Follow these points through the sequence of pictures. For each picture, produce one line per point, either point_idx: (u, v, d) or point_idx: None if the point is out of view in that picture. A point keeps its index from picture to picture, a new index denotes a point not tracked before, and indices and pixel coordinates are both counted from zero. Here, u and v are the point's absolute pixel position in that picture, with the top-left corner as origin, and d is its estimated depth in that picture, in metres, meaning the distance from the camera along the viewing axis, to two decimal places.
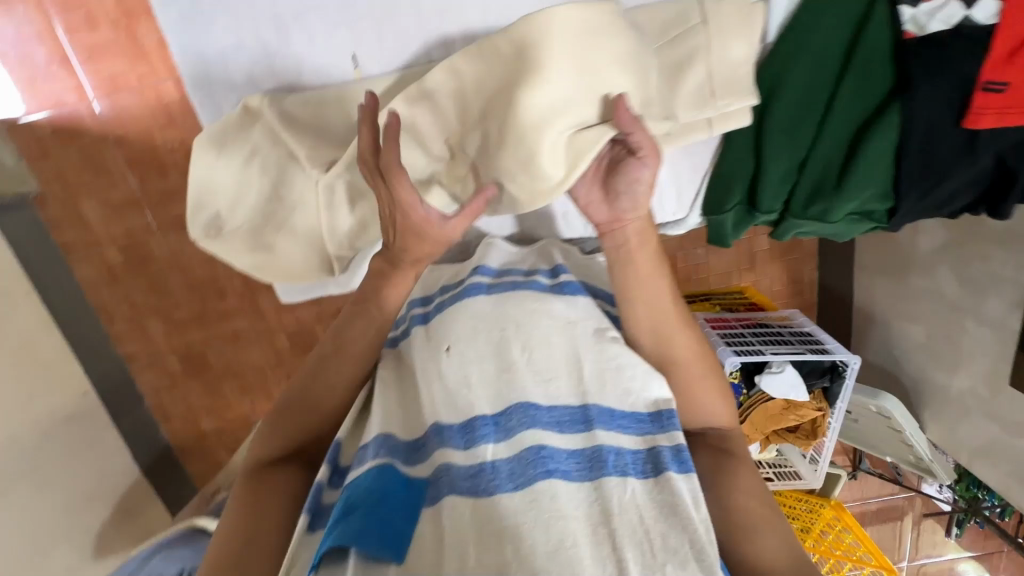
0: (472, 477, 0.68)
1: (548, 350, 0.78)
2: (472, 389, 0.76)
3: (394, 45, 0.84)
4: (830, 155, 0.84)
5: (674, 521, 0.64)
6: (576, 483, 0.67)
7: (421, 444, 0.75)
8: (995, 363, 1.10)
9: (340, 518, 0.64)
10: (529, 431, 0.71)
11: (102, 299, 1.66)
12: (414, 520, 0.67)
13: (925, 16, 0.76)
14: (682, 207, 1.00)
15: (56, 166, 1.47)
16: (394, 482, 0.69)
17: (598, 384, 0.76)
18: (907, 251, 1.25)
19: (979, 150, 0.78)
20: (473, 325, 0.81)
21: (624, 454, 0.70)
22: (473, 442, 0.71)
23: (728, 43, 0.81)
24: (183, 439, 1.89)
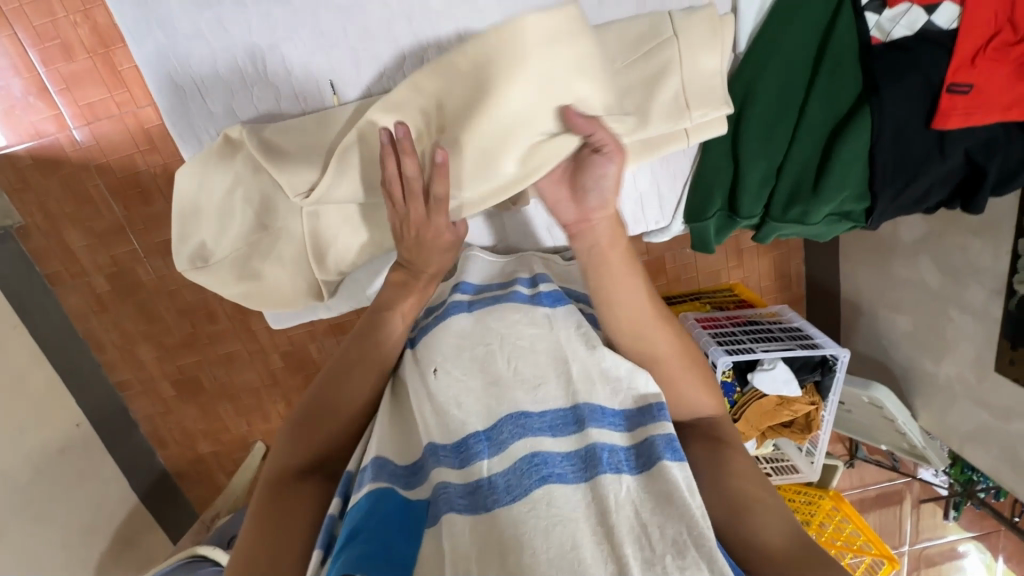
0: (468, 494, 0.67)
1: (535, 360, 0.77)
2: (463, 407, 0.74)
3: (372, 68, 0.84)
4: (807, 158, 0.85)
5: (670, 512, 0.64)
6: (574, 484, 0.67)
7: (416, 465, 0.73)
8: (980, 349, 1.11)
9: (344, 546, 0.61)
10: (521, 441, 0.70)
11: (91, 327, 1.65)
12: (417, 539, 0.64)
13: (889, 22, 0.79)
14: (665, 215, 1.01)
15: (39, 195, 1.47)
16: (393, 506, 0.66)
17: (587, 383, 0.75)
18: (890, 242, 1.27)
19: (948, 150, 0.80)
20: (458, 342, 0.79)
21: (617, 450, 0.70)
22: (468, 460, 0.70)
23: (701, 53, 0.82)
24: (180, 463, 1.88)
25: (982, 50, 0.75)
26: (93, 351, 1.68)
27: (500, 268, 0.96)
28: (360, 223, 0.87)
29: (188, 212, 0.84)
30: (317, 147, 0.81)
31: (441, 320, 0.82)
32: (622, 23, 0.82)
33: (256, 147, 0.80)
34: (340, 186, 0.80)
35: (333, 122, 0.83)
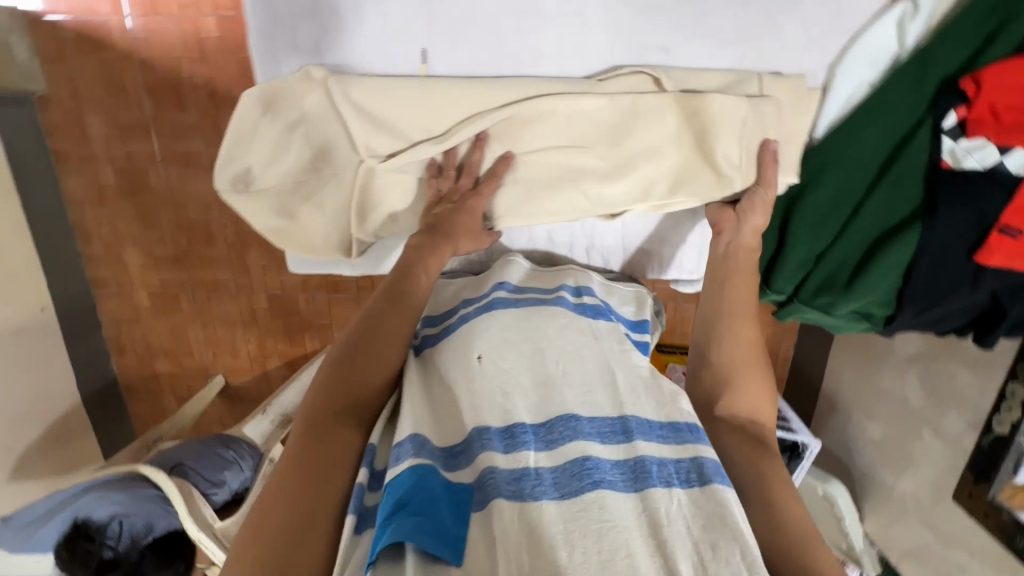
0: (515, 482, 0.62)
1: (579, 364, 0.77)
2: (508, 398, 0.72)
3: (466, 53, 0.85)
4: (847, 255, 0.88)
5: (722, 533, 0.59)
6: (625, 493, 0.62)
7: (457, 449, 0.68)
8: (942, 475, 1.16)
9: (393, 515, 0.58)
10: (574, 442, 0.66)
11: (84, 216, 1.60)
12: (464, 522, 0.60)
13: (962, 151, 0.80)
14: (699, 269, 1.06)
15: (70, 72, 1.43)
16: (434, 487, 0.62)
17: (631, 396, 0.74)
18: (883, 351, 1.31)
19: (979, 286, 0.83)
20: (505, 335, 0.79)
21: (666, 465, 0.66)
22: (514, 447, 0.66)
23: (786, 116, 0.86)
24: (134, 375, 1.82)
25: None
26: (80, 240, 1.63)
27: (546, 275, 0.95)
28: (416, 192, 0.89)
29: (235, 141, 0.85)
30: (406, 117, 0.83)
31: (486, 310, 0.83)
32: (710, 75, 0.85)
33: (342, 100, 0.81)
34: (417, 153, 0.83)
35: (410, 89, 0.82)
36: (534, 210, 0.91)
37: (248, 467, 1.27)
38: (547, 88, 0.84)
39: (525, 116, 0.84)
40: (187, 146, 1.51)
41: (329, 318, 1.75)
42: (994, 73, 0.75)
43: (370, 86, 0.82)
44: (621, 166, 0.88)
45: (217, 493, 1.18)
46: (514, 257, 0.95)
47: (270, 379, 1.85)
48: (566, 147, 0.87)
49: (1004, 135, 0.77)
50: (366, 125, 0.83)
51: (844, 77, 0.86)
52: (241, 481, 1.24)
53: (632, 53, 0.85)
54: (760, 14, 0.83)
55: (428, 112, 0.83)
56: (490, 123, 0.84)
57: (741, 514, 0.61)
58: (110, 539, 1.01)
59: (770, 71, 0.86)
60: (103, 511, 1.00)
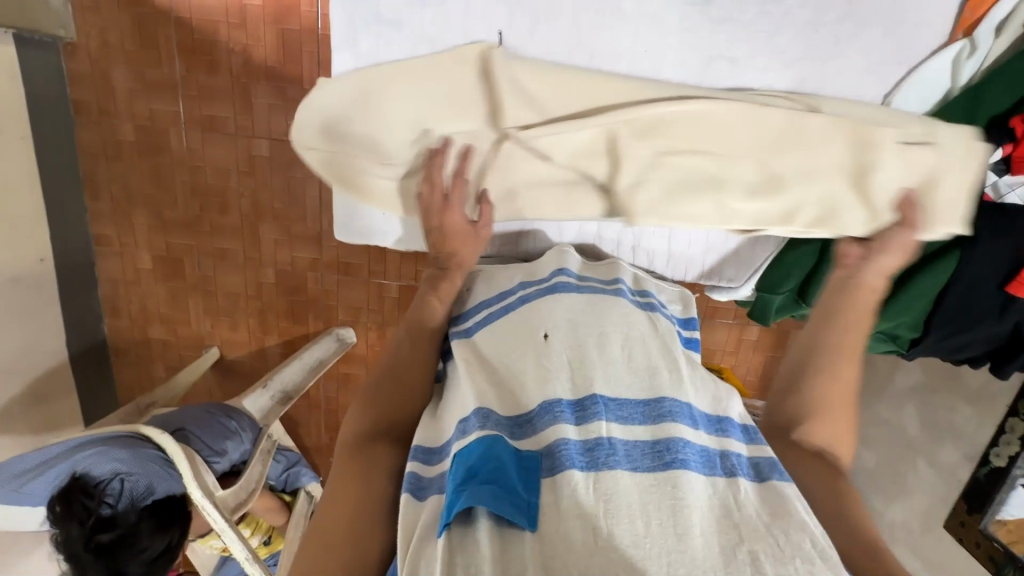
0: (587, 452, 0.64)
1: (648, 352, 0.79)
2: (580, 381, 0.74)
3: (544, 40, 0.90)
4: (881, 278, 0.92)
5: (791, 521, 0.60)
6: (702, 475, 0.64)
7: (524, 419, 0.71)
8: (933, 504, 1.20)
9: (469, 482, 0.60)
10: (646, 424, 0.69)
11: (95, 169, 1.56)
12: (536, 488, 0.61)
13: (1004, 185, 0.88)
14: (739, 276, 1.08)
15: (102, 21, 1.40)
16: (506, 454, 0.64)
17: (692, 390, 0.77)
18: (883, 382, 1.36)
19: (1004, 316, 0.86)
20: (572, 317, 0.82)
21: (730, 456, 0.69)
22: (587, 418, 0.68)
23: (944, 156, 0.84)
24: (124, 339, 1.76)
25: None
26: (87, 194, 1.59)
27: (598, 268, 0.98)
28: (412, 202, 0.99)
29: (350, 102, 0.94)
30: (510, 100, 0.90)
31: (552, 291, 0.86)
32: (859, 105, 0.89)
33: (502, 75, 0.89)
34: (566, 135, 0.91)
35: (574, 79, 0.90)
36: (670, 213, 0.92)
37: (248, 439, 1.24)
38: (678, 96, 0.90)
39: (661, 116, 0.89)
40: (214, 110, 1.49)
41: (335, 300, 1.71)
42: None
43: (528, 75, 0.90)
44: (768, 182, 0.90)
45: (217, 462, 1.17)
46: (568, 248, 0.97)
47: (267, 356, 1.81)
48: (706, 155, 0.90)
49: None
50: (518, 103, 0.91)
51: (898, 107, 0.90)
52: (240, 453, 1.22)
53: (699, 64, 0.90)
54: (817, 40, 0.87)
55: (575, 95, 0.90)
56: (636, 119, 0.89)
57: (802, 509, 0.63)
58: (109, 496, 1.00)
59: (821, 96, 0.90)
60: (104, 468, 0.99)
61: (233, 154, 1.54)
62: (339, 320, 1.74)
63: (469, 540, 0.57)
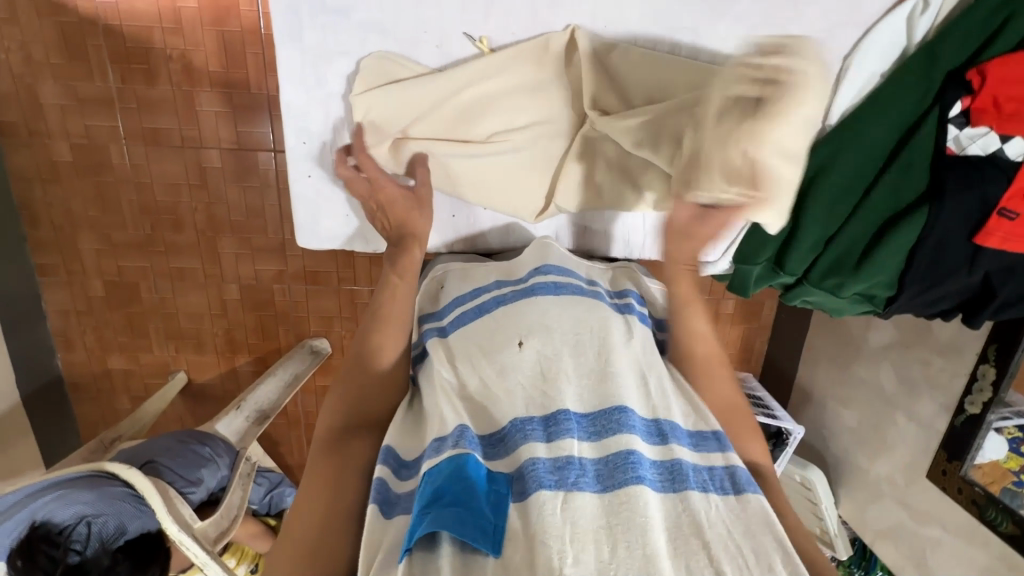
0: (556, 473, 0.60)
1: (622, 358, 0.74)
2: (552, 388, 0.69)
3: (501, 18, 0.85)
4: (856, 236, 0.83)
5: (761, 541, 0.59)
6: (662, 493, 0.61)
7: (498, 436, 0.67)
8: (914, 456, 1.23)
9: (431, 506, 0.58)
10: (619, 435, 0.64)
11: (32, 195, 1.46)
12: (503, 512, 0.58)
13: (966, 138, 0.77)
14: (715, 251, 0.96)
15: (23, 35, 1.30)
16: (475, 476, 0.61)
17: (664, 400, 0.72)
18: (858, 343, 1.40)
19: (976, 267, 0.79)
20: (546, 322, 0.77)
21: (700, 470, 0.65)
22: (557, 434, 0.64)
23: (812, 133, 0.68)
24: (82, 373, 1.66)
25: None
26: (26, 223, 1.48)
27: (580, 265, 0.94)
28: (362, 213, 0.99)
29: (420, 94, 0.87)
30: (531, 98, 0.89)
31: (525, 295, 0.81)
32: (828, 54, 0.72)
33: (588, 60, 0.86)
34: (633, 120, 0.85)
35: (669, 62, 0.85)
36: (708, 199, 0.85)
37: (225, 465, 1.18)
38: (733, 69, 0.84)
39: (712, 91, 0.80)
40: (158, 122, 1.40)
41: (306, 312, 1.65)
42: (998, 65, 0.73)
43: (625, 65, 0.86)
44: None
45: (193, 493, 1.11)
46: (549, 241, 0.92)
47: (239, 376, 1.73)
48: None
49: (1011, 123, 0.74)
50: (605, 88, 0.87)
51: (858, 70, 0.85)
52: (218, 480, 1.16)
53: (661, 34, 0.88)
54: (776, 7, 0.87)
55: (658, 76, 0.85)
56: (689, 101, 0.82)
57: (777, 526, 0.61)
58: (77, 543, 0.94)
59: None
60: (68, 513, 0.93)
61: (182, 168, 1.46)
62: (312, 331, 1.68)
63: (430, 567, 0.56)
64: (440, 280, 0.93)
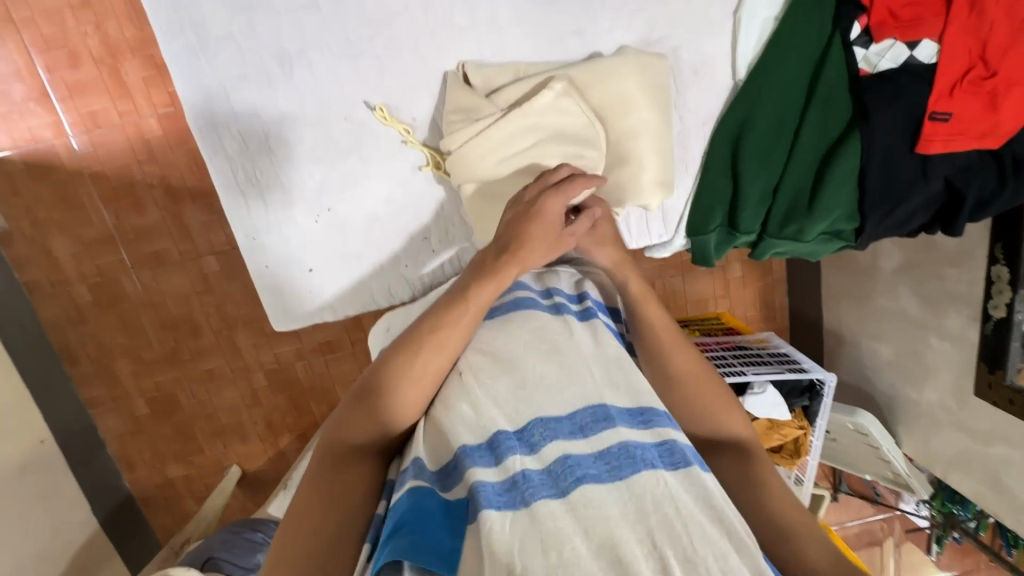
0: (507, 491, 0.57)
1: (551, 363, 0.71)
2: (482, 409, 0.66)
3: (394, 79, 0.83)
4: (800, 181, 0.85)
5: (705, 514, 0.57)
6: (609, 485, 0.58)
7: (450, 466, 0.62)
8: (958, 376, 1.16)
9: (390, 536, 0.55)
10: (552, 444, 0.62)
11: (66, 340, 1.59)
12: (459, 534, 0.56)
13: (875, 56, 0.79)
14: (668, 229, 0.96)
15: (26, 202, 1.45)
16: (430, 507, 0.58)
17: (610, 383, 0.69)
18: (871, 273, 1.34)
19: (931, 175, 0.80)
20: (482, 347, 0.74)
21: (648, 448, 0.62)
22: (501, 454, 0.60)
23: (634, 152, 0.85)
24: (148, 487, 1.76)
25: (958, 83, 0.75)
26: (66, 364, 1.61)
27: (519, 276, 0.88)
28: (305, 292, 0.92)
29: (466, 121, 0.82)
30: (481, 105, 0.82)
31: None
32: (638, 75, 0.82)
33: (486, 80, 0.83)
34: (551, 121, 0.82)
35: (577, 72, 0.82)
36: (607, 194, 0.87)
37: None
38: (621, 65, 0.82)
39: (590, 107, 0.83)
40: (156, 244, 1.52)
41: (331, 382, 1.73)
42: None
43: (536, 90, 0.82)
44: (627, 160, 0.86)
45: None
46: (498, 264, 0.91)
47: (286, 456, 1.81)
48: (625, 139, 0.85)
49: (911, 31, 0.76)
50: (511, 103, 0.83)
51: (750, 18, 0.82)
52: None
53: (549, 41, 0.84)
54: None
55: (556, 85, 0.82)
56: (571, 107, 0.82)
57: (722, 494, 0.59)
58: None
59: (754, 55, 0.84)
60: None
61: (188, 280, 1.56)
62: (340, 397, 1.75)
63: None
64: (383, 326, 0.94)
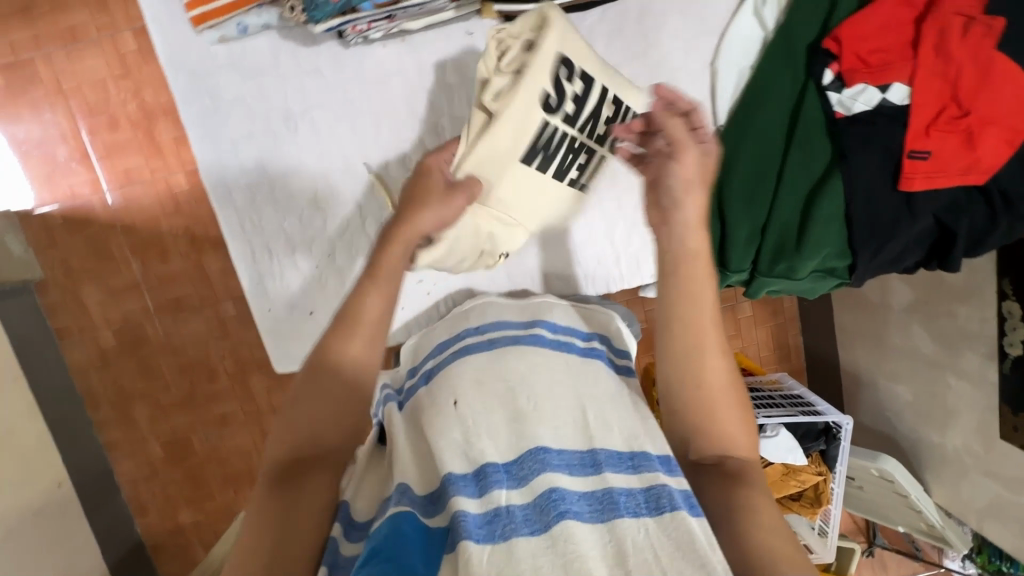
0: (488, 524, 0.52)
1: (548, 394, 0.67)
2: (473, 441, 0.62)
3: (391, 134, 0.89)
4: (787, 219, 0.87)
5: (690, 561, 0.48)
6: (586, 526, 0.51)
7: (437, 493, 0.58)
8: (982, 417, 1.11)
9: (365, 563, 0.50)
10: (543, 477, 0.56)
11: (89, 383, 1.65)
12: (434, 564, 0.51)
13: (849, 99, 0.82)
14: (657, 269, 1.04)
15: (62, 253, 1.55)
16: (413, 534, 0.53)
17: (604, 427, 0.63)
18: (882, 310, 1.31)
19: (918, 212, 0.80)
20: (479, 376, 0.71)
21: (637, 493, 0.54)
22: (486, 489, 0.56)
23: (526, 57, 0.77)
24: (159, 533, 1.76)
25: (933, 122, 0.77)
26: (87, 408, 1.65)
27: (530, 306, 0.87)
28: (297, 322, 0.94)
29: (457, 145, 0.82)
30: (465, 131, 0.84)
31: (459, 356, 0.75)
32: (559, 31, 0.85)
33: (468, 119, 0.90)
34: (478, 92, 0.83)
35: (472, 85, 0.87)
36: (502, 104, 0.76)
37: None
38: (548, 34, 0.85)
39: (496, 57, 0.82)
40: (179, 291, 1.59)
41: None
42: (849, 30, 0.81)
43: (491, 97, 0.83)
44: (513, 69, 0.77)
45: None
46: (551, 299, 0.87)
47: None
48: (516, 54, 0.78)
49: (882, 74, 0.80)
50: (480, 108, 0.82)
51: (727, 67, 0.91)
52: None
53: None
54: (645, 17, 0.89)
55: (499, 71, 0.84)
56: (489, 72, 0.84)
57: (718, 550, 0.49)
58: None
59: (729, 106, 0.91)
60: None
61: (206, 325, 1.62)
62: None
63: None
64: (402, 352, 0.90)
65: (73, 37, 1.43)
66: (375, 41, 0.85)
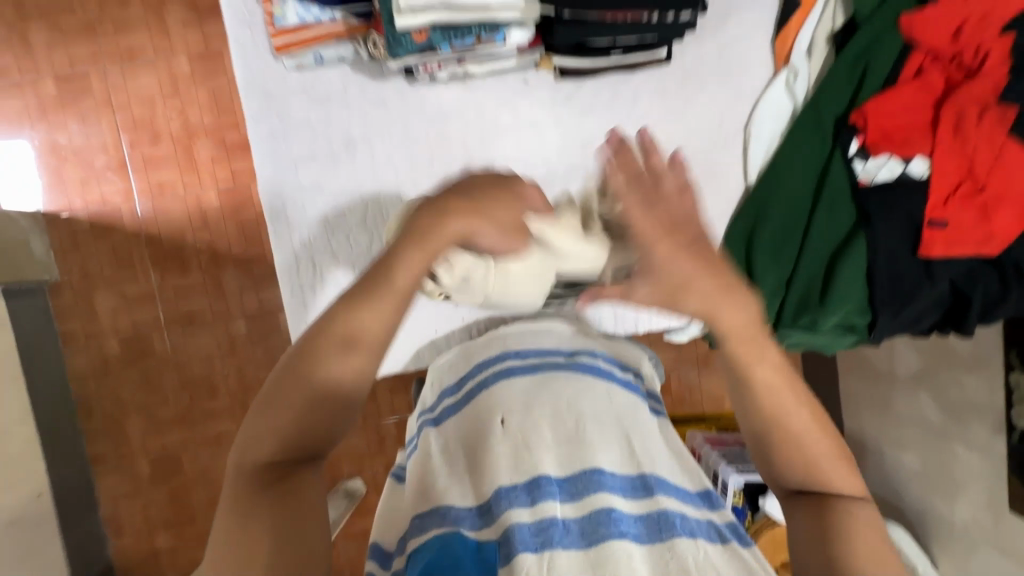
0: (540, 534, 0.54)
1: (594, 419, 0.68)
2: (523, 457, 0.63)
3: (443, 166, 0.95)
4: (812, 274, 0.93)
5: None
6: (645, 546, 0.54)
7: (487, 507, 0.58)
8: (991, 490, 1.11)
9: None
10: (600, 494, 0.58)
11: (86, 391, 1.61)
12: None
13: (873, 169, 0.90)
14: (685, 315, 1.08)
15: (82, 257, 1.57)
16: (465, 553, 0.52)
17: (647, 454, 0.65)
18: (889, 376, 1.34)
19: (936, 277, 0.87)
20: (527, 395, 0.70)
21: (690, 519, 0.58)
22: (539, 498, 0.58)
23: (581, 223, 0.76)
24: (130, 559, 1.65)
25: (951, 195, 0.85)
26: (80, 417, 1.61)
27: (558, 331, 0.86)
28: None
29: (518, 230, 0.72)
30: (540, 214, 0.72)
31: (501, 377, 0.74)
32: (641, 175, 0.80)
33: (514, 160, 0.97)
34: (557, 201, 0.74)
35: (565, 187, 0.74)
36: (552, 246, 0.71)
37: None
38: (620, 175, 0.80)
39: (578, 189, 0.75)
40: (194, 305, 1.60)
41: None
42: (874, 107, 0.89)
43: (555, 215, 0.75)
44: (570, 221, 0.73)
45: None
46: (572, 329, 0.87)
47: None
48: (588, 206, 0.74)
49: (906, 149, 0.88)
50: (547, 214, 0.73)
51: (760, 130, 0.97)
52: None
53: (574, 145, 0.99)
54: (684, 83, 0.97)
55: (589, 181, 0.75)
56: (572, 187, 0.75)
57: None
58: None
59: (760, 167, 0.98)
60: None
61: (215, 341, 1.62)
62: None
63: None
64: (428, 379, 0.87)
65: (131, 55, 1.51)
66: (439, 81, 0.92)
